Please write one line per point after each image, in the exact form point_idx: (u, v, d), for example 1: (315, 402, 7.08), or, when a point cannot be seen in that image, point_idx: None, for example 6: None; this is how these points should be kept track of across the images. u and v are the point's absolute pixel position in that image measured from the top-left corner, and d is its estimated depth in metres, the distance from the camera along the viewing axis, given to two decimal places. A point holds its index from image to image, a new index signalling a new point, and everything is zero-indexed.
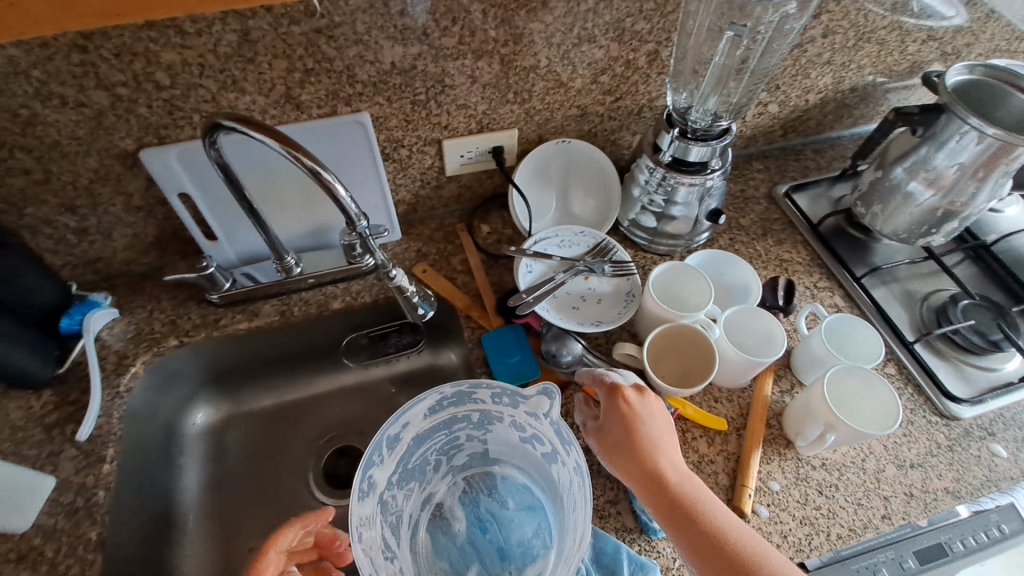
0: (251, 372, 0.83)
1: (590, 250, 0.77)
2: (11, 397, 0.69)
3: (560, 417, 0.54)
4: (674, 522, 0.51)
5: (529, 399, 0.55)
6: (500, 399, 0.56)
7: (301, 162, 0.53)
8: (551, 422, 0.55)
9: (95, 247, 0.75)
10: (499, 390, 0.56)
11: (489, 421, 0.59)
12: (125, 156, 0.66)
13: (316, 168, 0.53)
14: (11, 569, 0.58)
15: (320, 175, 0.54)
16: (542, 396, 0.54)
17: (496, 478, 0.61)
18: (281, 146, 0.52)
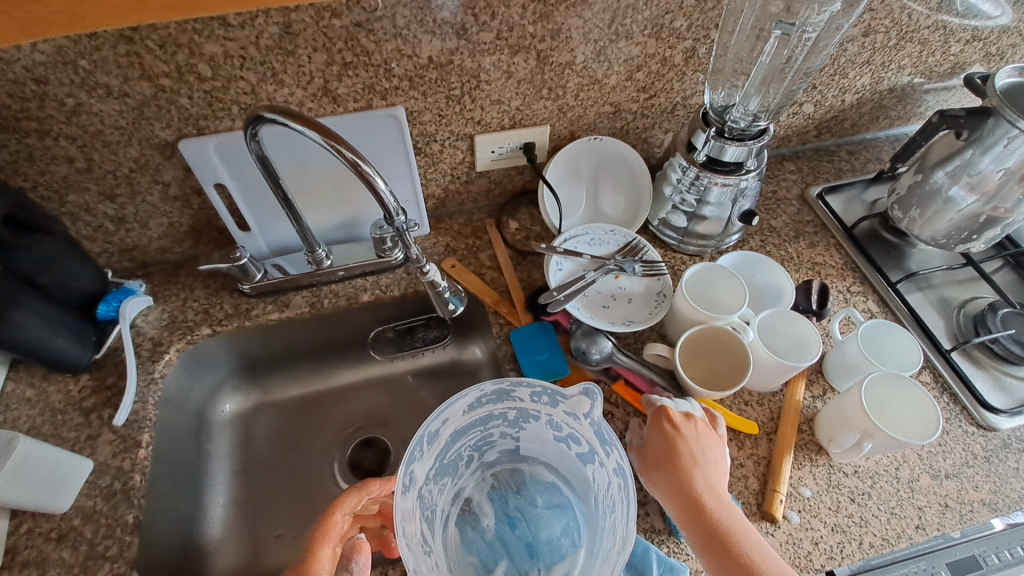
0: (281, 362, 0.84)
1: (621, 249, 0.77)
2: (50, 380, 0.70)
3: (601, 419, 0.54)
4: (708, 548, 0.52)
5: (569, 399, 0.55)
6: (539, 398, 0.56)
7: (342, 154, 0.53)
8: (591, 423, 0.55)
9: (132, 235, 0.76)
10: (539, 390, 0.56)
11: (525, 419, 0.59)
12: (164, 147, 0.67)
13: (356, 160, 0.54)
14: (52, 548, 0.59)
15: (360, 167, 0.54)
16: (582, 396, 0.54)
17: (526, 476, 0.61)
18: (323, 138, 0.52)
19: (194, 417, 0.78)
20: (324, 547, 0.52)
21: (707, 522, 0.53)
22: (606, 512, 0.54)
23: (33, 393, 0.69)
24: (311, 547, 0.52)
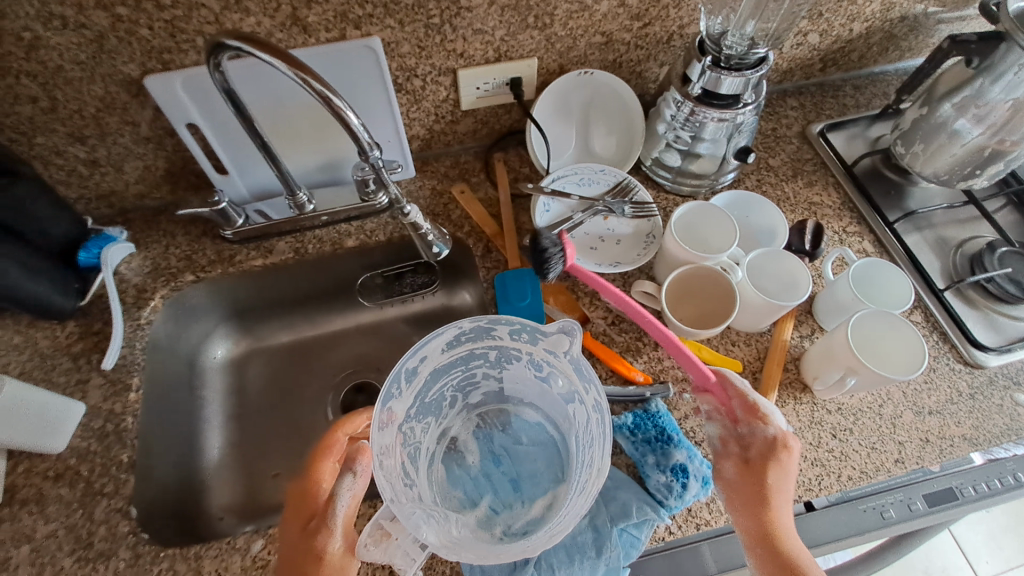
0: (270, 311, 0.84)
1: (611, 190, 0.74)
2: (38, 328, 0.71)
3: (580, 355, 0.54)
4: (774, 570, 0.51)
5: (548, 336, 0.54)
6: (520, 338, 0.56)
7: (310, 85, 0.50)
8: (570, 359, 0.54)
9: (108, 180, 0.74)
10: (518, 327, 0.55)
11: (508, 360, 0.59)
12: (129, 84, 0.63)
13: (325, 92, 0.51)
14: (50, 486, 0.61)
15: (330, 100, 0.51)
16: (562, 333, 0.53)
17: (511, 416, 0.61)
18: (287, 67, 0.49)
19: (185, 365, 0.78)
20: (323, 463, 0.54)
21: (781, 550, 0.51)
22: (585, 444, 0.55)
23: (21, 341, 0.70)
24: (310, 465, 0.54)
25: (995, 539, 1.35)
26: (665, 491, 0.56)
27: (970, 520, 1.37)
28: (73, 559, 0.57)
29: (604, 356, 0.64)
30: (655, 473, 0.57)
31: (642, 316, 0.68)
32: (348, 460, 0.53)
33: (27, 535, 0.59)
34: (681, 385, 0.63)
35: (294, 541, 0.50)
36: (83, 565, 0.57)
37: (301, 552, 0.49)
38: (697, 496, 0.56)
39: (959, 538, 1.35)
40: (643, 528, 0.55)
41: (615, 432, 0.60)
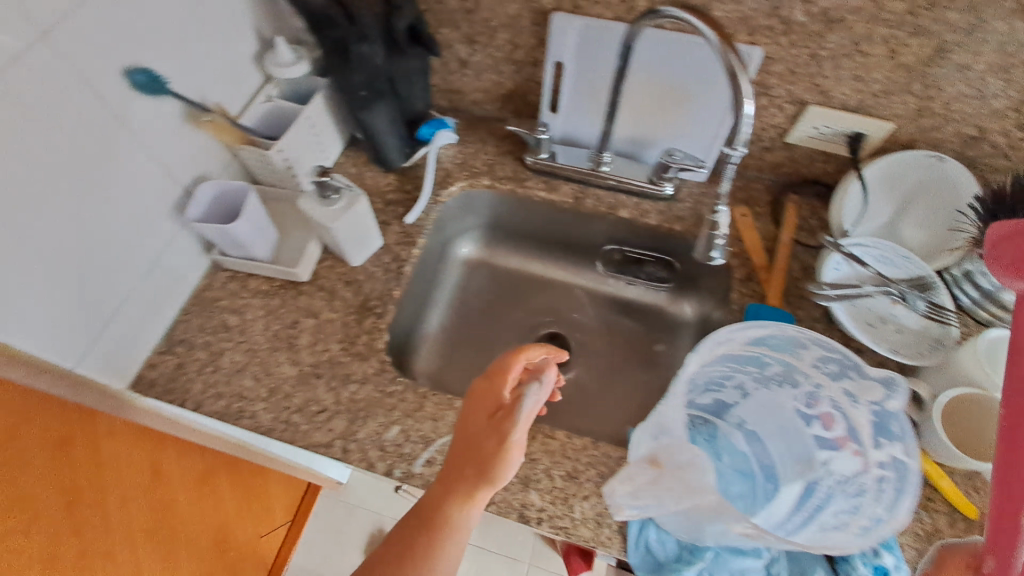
0: (514, 237, 0.96)
1: (908, 279, 0.70)
2: (369, 169, 0.87)
3: (890, 411, 0.55)
4: None
5: (861, 380, 0.57)
6: (836, 372, 0.59)
7: (730, 59, 0.57)
8: (869, 410, 0.56)
9: (463, 80, 0.88)
10: (831, 357, 0.59)
11: (781, 384, 0.62)
12: (538, 13, 0.73)
13: (738, 68, 0.57)
14: (341, 287, 0.76)
15: (738, 78, 0.57)
16: (882, 384, 0.56)
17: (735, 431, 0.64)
18: (720, 39, 0.57)
19: (443, 246, 0.92)
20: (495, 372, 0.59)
21: None
22: (821, 489, 0.56)
23: (354, 174, 0.87)
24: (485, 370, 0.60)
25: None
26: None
27: None
28: (340, 346, 0.71)
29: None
30: (857, 564, 0.55)
31: None
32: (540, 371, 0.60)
33: (315, 313, 0.74)
34: None
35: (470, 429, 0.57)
36: (344, 354, 0.71)
37: (479, 439, 0.56)
38: None
39: None
40: None
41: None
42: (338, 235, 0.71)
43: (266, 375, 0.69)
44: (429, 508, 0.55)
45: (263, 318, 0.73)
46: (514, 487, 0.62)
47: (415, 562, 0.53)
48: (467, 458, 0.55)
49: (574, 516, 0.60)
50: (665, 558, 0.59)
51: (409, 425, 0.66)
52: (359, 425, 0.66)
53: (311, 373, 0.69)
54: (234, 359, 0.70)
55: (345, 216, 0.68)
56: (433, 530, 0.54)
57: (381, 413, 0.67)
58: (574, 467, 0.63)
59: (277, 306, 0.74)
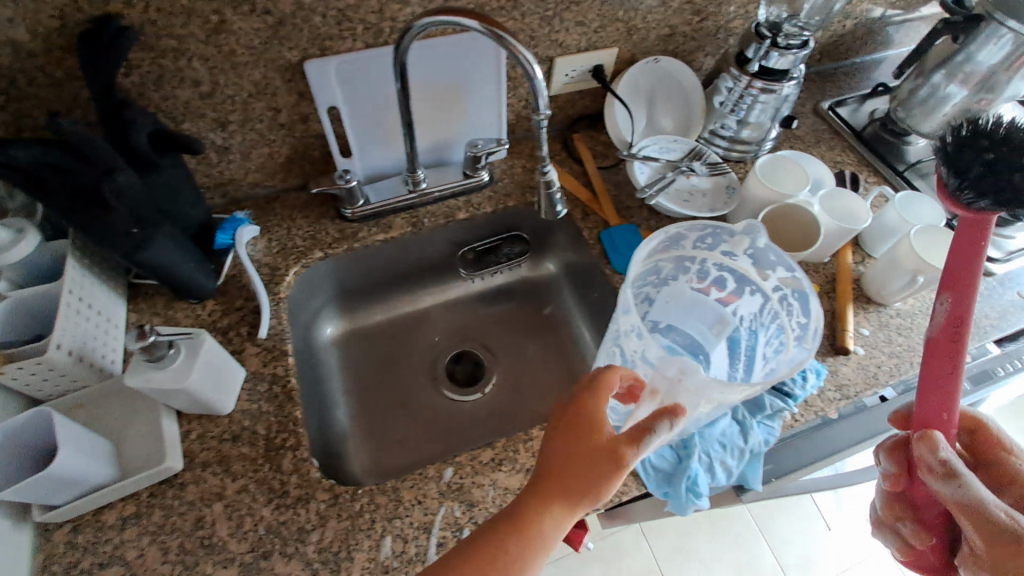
0: (371, 291, 0.92)
1: (685, 155, 0.87)
2: (177, 308, 0.72)
3: (763, 247, 0.63)
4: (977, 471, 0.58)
5: (733, 236, 0.64)
6: (699, 239, 0.66)
7: (501, 39, 0.59)
8: (750, 255, 0.64)
9: (232, 167, 0.78)
10: (703, 231, 0.65)
11: (664, 281, 0.68)
12: (287, 69, 0.68)
13: (513, 44, 0.59)
14: (229, 446, 0.63)
15: (516, 50, 0.59)
16: (747, 234, 0.63)
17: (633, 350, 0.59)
18: (483, 25, 0.58)
19: (305, 340, 0.84)
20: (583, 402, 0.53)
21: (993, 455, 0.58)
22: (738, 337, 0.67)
23: (162, 323, 0.71)
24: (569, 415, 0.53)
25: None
26: (791, 383, 0.68)
27: None
28: (270, 505, 0.60)
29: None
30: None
31: None
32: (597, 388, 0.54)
33: (218, 493, 0.60)
34: None
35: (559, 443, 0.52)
36: (282, 511, 0.60)
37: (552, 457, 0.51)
38: (814, 387, 0.69)
39: None
40: (776, 418, 0.68)
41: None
42: (198, 392, 0.58)
43: None
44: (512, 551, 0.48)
45: (153, 543, 0.57)
46: None
47: None
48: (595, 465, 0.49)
49: None
50: (670, 467, 0.65)
51: (399, 527, 0.59)
52: (348, 569, 0.57)
53: (256, 558, 0.57)
54: None
55: (196, 366, 0.56)
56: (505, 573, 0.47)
57: (364, 539, 0.58)
58: None
59: (163, 518, 0.59)
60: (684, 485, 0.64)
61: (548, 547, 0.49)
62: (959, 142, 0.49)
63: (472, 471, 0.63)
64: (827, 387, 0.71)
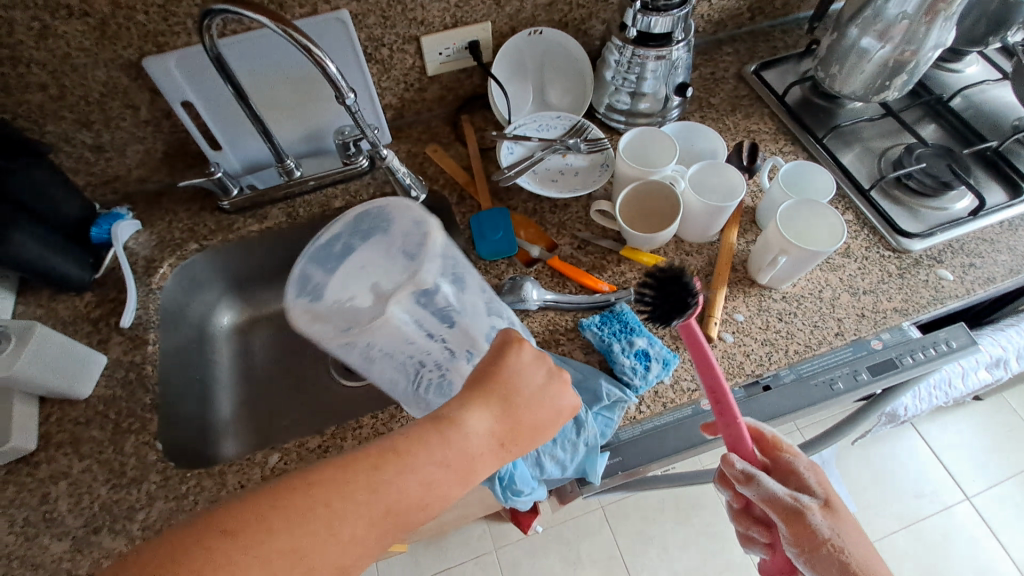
0: (269, 279, 0.93)
1: (567, 132, 0.83)
2: (59, 300, 0.77)
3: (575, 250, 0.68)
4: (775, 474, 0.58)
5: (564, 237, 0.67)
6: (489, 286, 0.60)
7: (294, 38, 0.58)
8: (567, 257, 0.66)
9: (112, 164, 0.81)
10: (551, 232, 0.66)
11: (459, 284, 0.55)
12: (130, 67, 0.71)
13: (308, 44, 0.58)
14: (81, 428, 0.67)
15: (311, 51, 0.59)
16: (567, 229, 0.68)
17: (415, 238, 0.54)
18: (272, 23, 0.56)
19: (196, 330, 0.87)
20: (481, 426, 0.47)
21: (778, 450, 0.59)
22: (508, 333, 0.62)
23: (43, 314, 0.76)
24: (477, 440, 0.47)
25: (946, 433, 1.58)
26: (630, 373, 0.65)
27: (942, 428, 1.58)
28: (108, 486, 0.64)
29: (572, 273, 0.73)
30: (621, 358, 0.66)
31: (606, 237, 0.77)
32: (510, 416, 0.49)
33: (64, 472, 0.65)
34: None
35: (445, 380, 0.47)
36: (117, 490, 0.63)
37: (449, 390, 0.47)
38: (659, 378, 0.66)
39: (926, 436, 1.57)
40: (615, 409, 0.65)
41: (585, 329, 0.69)
42: (36, 377, 0.63)
43: (34, 569, 0.59)
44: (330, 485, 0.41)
45: (2, 515, 0.62)
46: None
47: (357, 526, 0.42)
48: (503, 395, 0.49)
49: None
50: None
51: (218, 509, 0.62)
52: None
53: (87, 533, 0.61)
54: None
55: (25, 353, 0.61)
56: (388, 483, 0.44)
57: (184, 518, 0.62)
58: None
59: (14, 493, 0.63)
60: (500, 475, 0.62)
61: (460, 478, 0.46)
62: (663, 278, 0.62)
63: (297, 457, 0.65)
64: (681, 375, 0.67)
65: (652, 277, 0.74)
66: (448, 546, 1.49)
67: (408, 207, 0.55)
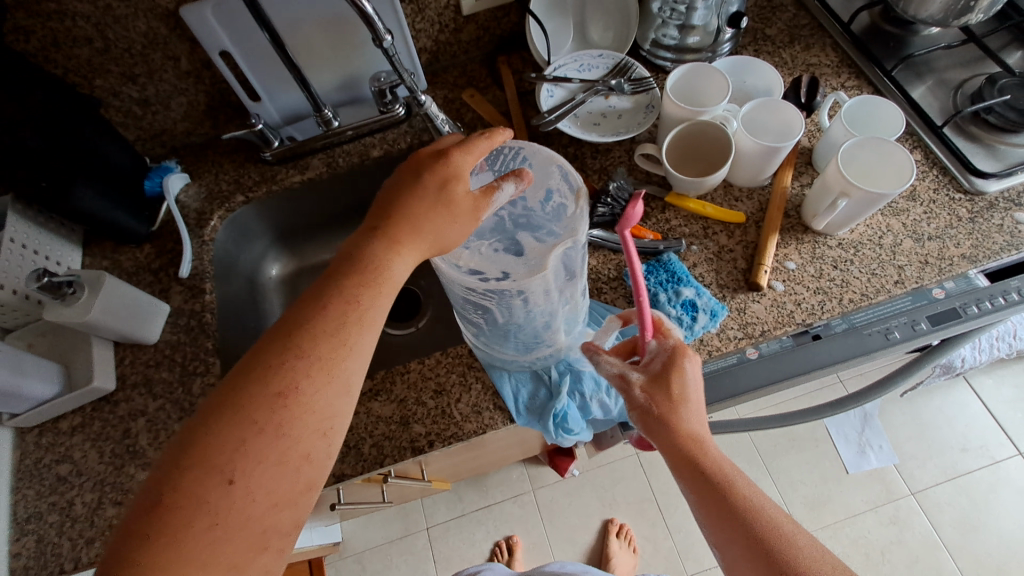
0: (312, 232, 0.96)
1: (610, 71, 0.79)
2: (121, 251, 0.81)
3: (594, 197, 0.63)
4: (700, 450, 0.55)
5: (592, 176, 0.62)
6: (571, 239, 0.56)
7: None
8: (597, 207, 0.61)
9: (158, 118, 0.83)
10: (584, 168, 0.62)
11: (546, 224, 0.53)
12: (167, 16, 0.71)
13: None
14: (153, 371, 0.72)
15: None
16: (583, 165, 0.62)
17: (540, 192, 0.55)
18: None
19: (248, 280, 0.91)
20: (408, 231, 0.47)
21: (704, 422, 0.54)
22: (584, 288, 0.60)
23: (108, 265, 0.80)
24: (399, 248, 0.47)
25: (1001, 386, 1.52)
26: (676, 324, 0.65)
27: (995, 379, 1.52)
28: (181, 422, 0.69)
29: (615, 221, 0.71)
30: (666, 308, 0.65)
31: (651, 183, 0.74)
32: (426, 226, 0.48)
33: (141, 410, 0.70)
34: (688, 239, 0.70)
35: (355, 242, 0.46)
36: None
37: (367, 253, 0.46)
38: (705, 328, 0.65)
39: (978, 389, 1.51)
40: None
41: (630, 279, 0.68)
42: (107, 323, 0.67)
43: (124, 493, 0.65)
44: (283, 379, 0.41)
45: (92, 447, 0.68)
46: (395, 430, 0.64)
47: (302, 392, 0.41)
48: (427, 232, 0.48)
49: (456, 420, 0.64)
50: (543, 407, 0.65)
51: None
52: None
53: None
54: (85, 500, 0.66)
55: (97, 301, 0.65)
56: (314, 335, 0.42)
57: None
58: (437, 383, 0.66)
59: (101, 427, 0.69)
60: (553, 423, 0.63)
61: (388, 279, 0.46)
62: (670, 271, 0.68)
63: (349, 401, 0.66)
64: (727, 324, 0.66)
65: (698, 224, 0.71)
66: (488, 486, 1.56)
67: (550, 160, 0.55)
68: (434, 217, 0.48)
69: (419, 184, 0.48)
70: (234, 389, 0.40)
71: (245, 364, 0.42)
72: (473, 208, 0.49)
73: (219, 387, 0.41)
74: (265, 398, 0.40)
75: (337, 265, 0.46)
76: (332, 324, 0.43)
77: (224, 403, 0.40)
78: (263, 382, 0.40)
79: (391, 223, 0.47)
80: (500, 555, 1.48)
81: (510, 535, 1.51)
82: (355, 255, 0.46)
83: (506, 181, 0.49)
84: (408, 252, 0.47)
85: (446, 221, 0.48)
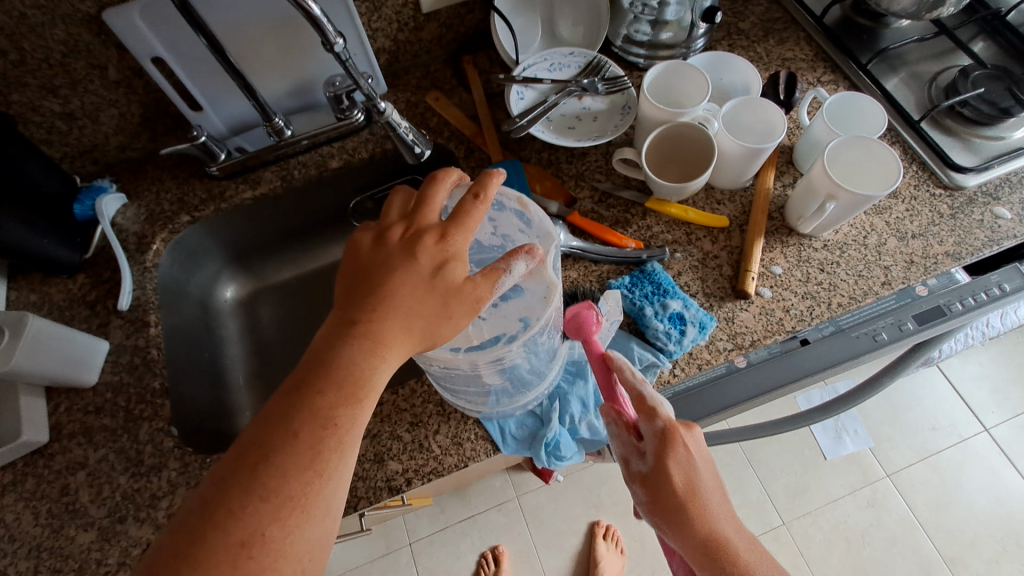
0: (270, 249, 0.89)
1: (582, 70, 0.75)
2: (50, 283, 0.72)
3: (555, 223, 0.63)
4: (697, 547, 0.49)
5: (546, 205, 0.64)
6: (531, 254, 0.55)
7: None
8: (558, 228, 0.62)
9: (87, 133, 0.75)
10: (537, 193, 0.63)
11: None
12: (90, 21, 0.63)
13: None
14: (92, 418, 0.65)
15: None
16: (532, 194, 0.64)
17: (491, 226, 0.58)
18: None
19: (199, 306, 0.83)
20: (394, 330, 0.41)
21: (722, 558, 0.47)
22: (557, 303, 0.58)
23: (36, 300, 0.72)
24: (384, 347, 0.40)
25: (966, 366, 1.56)
26: (664, 338, 0.61)
27: (961, 360, 1.56)
28: (128, 474, 0.62)
29: (595, 230, 0.67)
30: (654, 323, 0.61)
31: (629, 188, 0.71)
32: (417, 320, 0.41)
33: (81, 463, 0.63)
34: (671, 246, 0.67)
35: (328, 347, 0.40)
36: (137, 479, 0.62)
37: (343, 359, 0.39)
38: (694, 341, 0.62)
39: (946, 370, 1.55)
40: (647, 373, 0.61)
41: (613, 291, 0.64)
42: (35, 370, 0.59)
43: (64, 560, 0.58)
44: (250, 524, 0.35)
45: (26, 508, 0.61)
46: (370, 470, 0.59)
47: (270, 539, 0.36)
48: (414, 331, 0.41)
49: (435, 454, 0.59)
50: (531, 433, 0.61)
51: None
52: None
53: (112, 523, 0.60)
54: (19, 570, 0.58)
55: (20, 348, 0.57)
56: (283, 467, 0.37)
57: None
58: (413, 415, 0.61)
59: (34, 485, 0.62)
60: (543, 450, 0.60)
61: (372, 385, 0.40)
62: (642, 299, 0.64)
63: None
64: (717, 335, 0.63)
65: (680, 230, 0.68)
66: (471, 496, 1.52)
67: None
68: (427, 310, 0.41)
69: (406, 272, 0.41)
70: (190, 542, 0.35)
71: (203, 504, 0.36)
72: (471, 298, 0.42)
73: (173, 532, 0.36)
74: (230, 549, 0.35)
75: (303, 378, 0.39)
76: (307, 453, 0.37)
77: (179, 560, 0.35)
78: (224, 529, 0.35)
79: (371, 325, 0.40)
80: (487, 566, 1.44)
81: (496, 545, 1.48)
82: (324, 362, 0.40)
83: (514, 261, 0.43)
84: (392, 353, 0.41)
85: (438, 317, 0.42)
